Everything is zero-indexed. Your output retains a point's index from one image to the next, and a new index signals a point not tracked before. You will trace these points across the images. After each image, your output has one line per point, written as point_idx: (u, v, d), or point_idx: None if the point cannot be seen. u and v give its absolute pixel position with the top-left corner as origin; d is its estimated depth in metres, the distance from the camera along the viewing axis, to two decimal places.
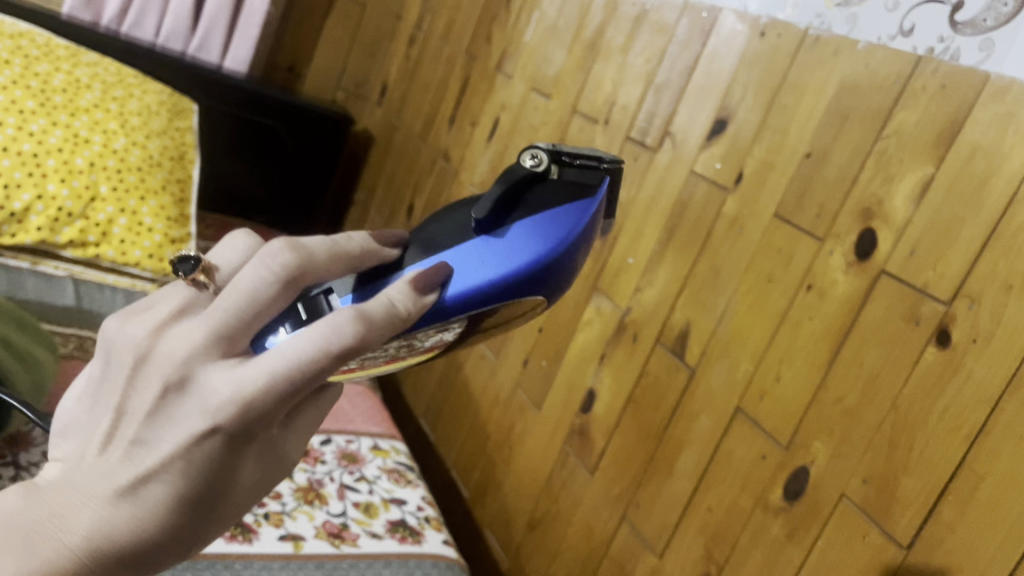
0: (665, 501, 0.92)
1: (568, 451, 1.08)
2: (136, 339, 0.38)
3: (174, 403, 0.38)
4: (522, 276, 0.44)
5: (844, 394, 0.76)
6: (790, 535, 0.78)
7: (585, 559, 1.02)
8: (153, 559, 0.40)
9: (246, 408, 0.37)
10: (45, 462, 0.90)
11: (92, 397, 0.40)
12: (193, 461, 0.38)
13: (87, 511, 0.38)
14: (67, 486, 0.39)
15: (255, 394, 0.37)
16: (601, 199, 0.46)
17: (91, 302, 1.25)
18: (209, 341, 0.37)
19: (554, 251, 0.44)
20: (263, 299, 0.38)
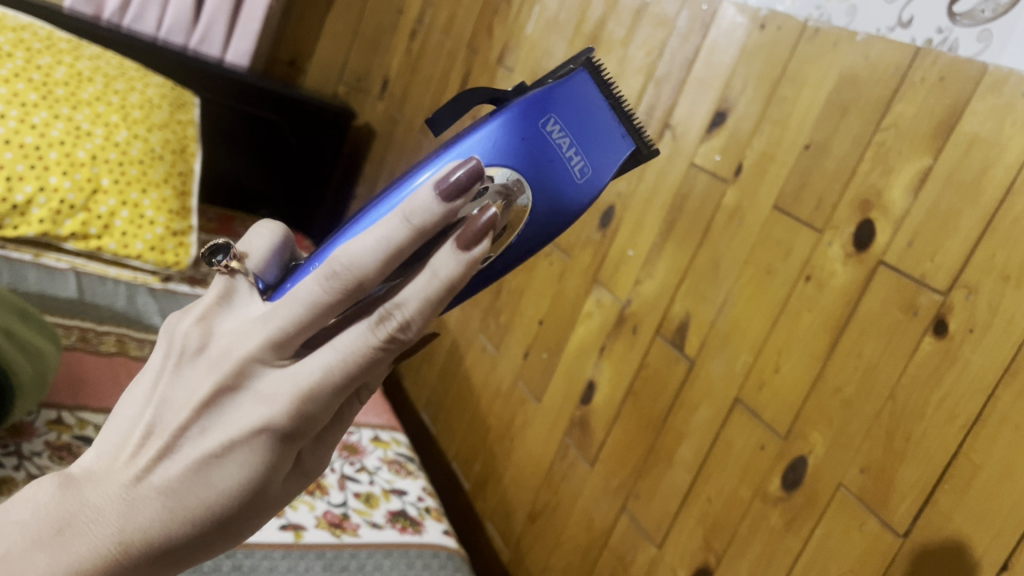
0: (665, 491, 0.93)
1: (569, 443, 1.09)
2: (189, 329, 0.40)
3: (227, 398, 0.39)
4: (497, 141, 0.48)
5: (842, 385, 0.76)
6: (788, 525, 0.78)
7: (586, 550, 1.02)
8: (178, 560, 0.39)
9: (304, 401, 0.39)
10: (48, 452, 0.91)
11: (140, 392, 0.40)
12: (237, 458, 0.39)
13: (126, 502, 0.38)
14: (104, 478, 0.38)
15: (307, 389, 0.38)
16: (577, 83, 0.50)
17: (94, 295, 1.23)
18: (264, 344, 0.38)
19: (523, 120, 0.48)
20: (317, 309, 0.38)
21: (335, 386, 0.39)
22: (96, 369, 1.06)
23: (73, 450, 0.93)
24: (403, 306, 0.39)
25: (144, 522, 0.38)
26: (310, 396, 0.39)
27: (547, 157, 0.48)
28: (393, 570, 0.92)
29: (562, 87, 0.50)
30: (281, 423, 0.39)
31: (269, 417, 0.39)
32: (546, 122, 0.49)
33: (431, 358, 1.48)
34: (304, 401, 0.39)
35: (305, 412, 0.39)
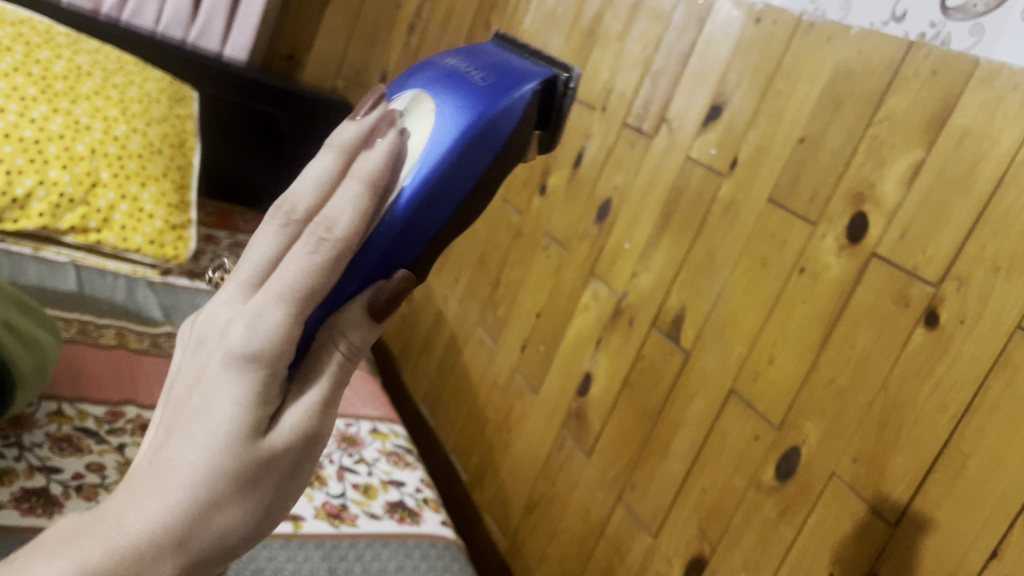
0: (660, 481, 0.93)
1: (566, 434, 1.10)
2: (185, 333, 0.42)
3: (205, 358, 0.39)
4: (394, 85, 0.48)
5: (835, 376, 0.77)
6: (781, 514, 0.79)
7: (582, 540, 1.03)
8: (189, 531, 0.35)
9: (255, 324, 0.37)
10: (48, 443, 0.92)
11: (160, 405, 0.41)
12: (215, 405, 0.36)
13: (125, 489, 0.36)
14: (118, 484, 0.37)
15: (260, 307, 0.37)
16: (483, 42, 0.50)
17: (93, 288, 1.24)
18: (231, 292, 0.39)
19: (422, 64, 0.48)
20: (263, 239, 0.39)
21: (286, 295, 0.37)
22: (95, 362, 1.07)
23: (73, 441, 0.93)
24: (330, 209, 0.39)
25: (136, 500, 0.35)
26: (260, 316, 0.37)
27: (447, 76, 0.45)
28: (390, 559, 0.93)
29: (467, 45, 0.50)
30: (245, 354, 0.37)
31: (228, 351, 0.37)
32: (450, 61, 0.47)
33: (430, 350, 1.49)
34: (255, 322, 0.37)
35: (259, 335, 0.37)
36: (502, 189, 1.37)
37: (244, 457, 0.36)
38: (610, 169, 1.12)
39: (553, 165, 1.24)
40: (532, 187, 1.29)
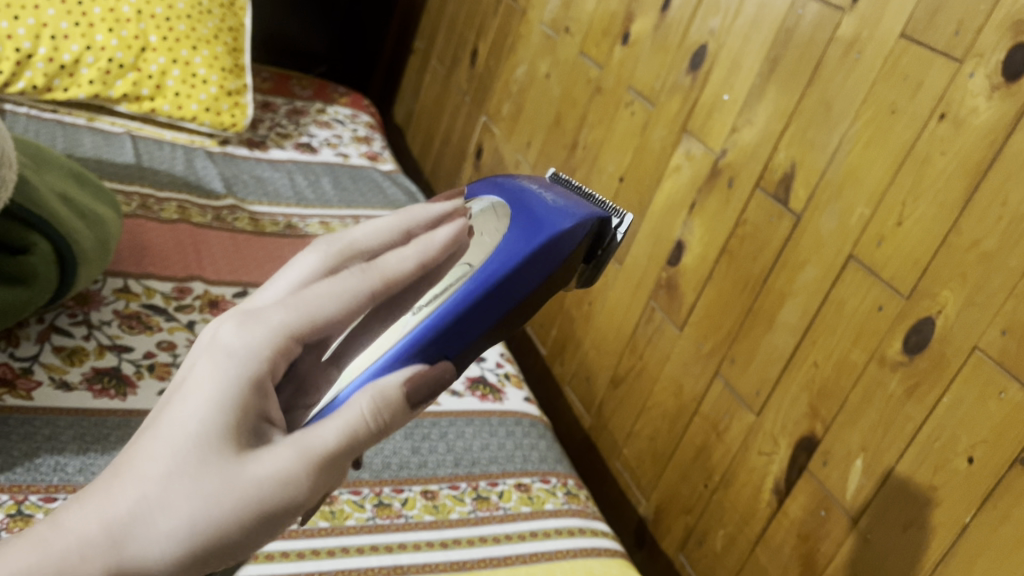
0: (764, 355, 0.86)
1: (654, 306, 1.02)
2: (247, 347, 0.39)
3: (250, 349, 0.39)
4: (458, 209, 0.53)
5: (981, 238, 0.67)
6: (910, 392, 0.71)
7: (674, 417, 0.98)
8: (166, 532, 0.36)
9: (252, 324, 0.40)
10: (116, 321, 0.89)
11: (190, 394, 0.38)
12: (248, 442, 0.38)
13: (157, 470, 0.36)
14: (141, 459, 0.37)
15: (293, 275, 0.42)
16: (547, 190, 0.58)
17: (151, 160, 1.18)
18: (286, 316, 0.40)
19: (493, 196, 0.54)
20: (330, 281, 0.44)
21: (290, 308, 0.40)
22: (159, 237, 1.03)
23: (143, 319, 0.90)
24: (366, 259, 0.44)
25: (164, 477, 0.36)
26: (258, 317, 0.40)
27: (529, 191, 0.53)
28: (475, 438, 0.89)
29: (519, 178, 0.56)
30: (226, 352, 0.39)
31: (217, 337, 0.40)
32: (523, 181, 0.55)
33: None
34: (252, 322, 0.40)
35: (262, 342, 0.39)
36: (578, 40, 1.24)
37: (237, 495, 0.37)
38: (705, 11, 0.99)
39: (637, 11, 1.11)
40: (613, 36, 1.16)
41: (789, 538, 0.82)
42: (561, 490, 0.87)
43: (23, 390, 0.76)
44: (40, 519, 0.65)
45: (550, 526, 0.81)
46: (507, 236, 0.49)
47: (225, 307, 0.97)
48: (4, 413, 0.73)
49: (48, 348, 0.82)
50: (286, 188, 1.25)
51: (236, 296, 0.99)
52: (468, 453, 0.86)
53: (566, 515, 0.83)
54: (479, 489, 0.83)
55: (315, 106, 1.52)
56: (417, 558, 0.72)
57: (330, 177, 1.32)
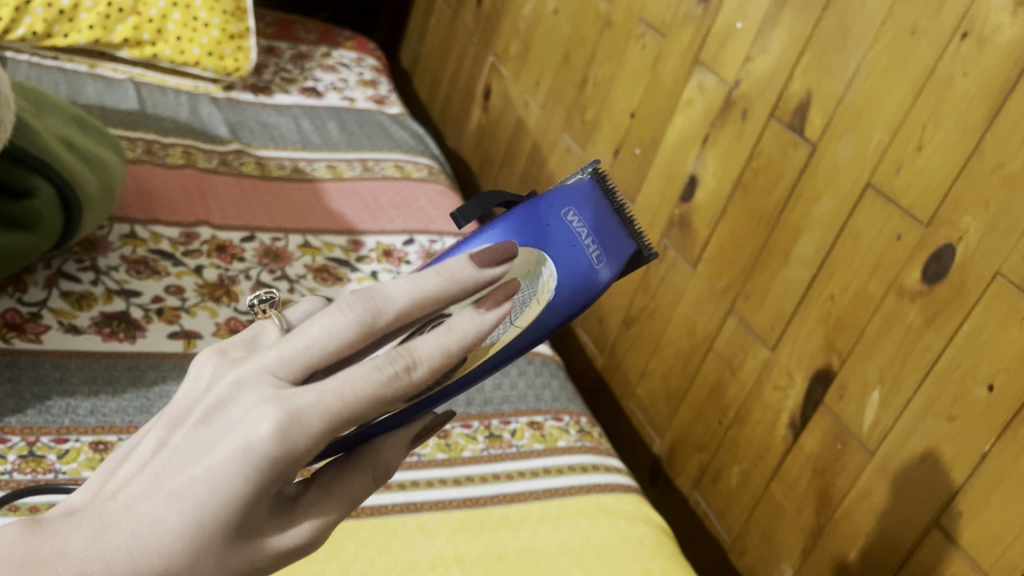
0: (780, 290, 0.84)
1: (667, 244, 1.00)
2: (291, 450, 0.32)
3: (292, 452, 0.32)
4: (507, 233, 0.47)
5: (1004, 161, 0.65)
6: (929, 322, 0.70)
7: (688, 355, 0.97)
8: None
9: (293, 430, 0.32)
10: (123, 266, 0.88)
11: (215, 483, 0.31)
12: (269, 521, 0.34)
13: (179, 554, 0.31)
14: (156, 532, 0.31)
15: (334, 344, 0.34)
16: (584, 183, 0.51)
17: (155, 106, 1.17)
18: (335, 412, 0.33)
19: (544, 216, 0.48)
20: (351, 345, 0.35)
21: (335, 416, 0.32)
22: (165, 183, 1.02)
23: (150, 264, 0.89)
24: (416, 343, 0.35)
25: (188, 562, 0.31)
26: (302, 419, 0.32)
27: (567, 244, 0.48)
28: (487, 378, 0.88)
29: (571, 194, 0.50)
30: (265, 450, 0.31)
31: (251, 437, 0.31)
32: (556, 211, 0.48)
33: (512, 163, 1.36)
34: (293, 429, 0.32)
35: (303, 454, 0.32)
36: None
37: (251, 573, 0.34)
38: None
39: None
40: None
41: (805, 472, 0.81)
42: (574, 428, 0.86)
43: (32, 334, 0.76)
44: (52, 459, 0.65)
45: (563, 463, 0.80)
46: (545, 312, 0.47)
47: (233, 251, 0.96)
48: (13, 357, 0.73)
49: (55, 293, 0.81)
50: (292, 133, 1.23)
51: (244, 241, 0.98)
52: (480, 393, 0.86)
53: (578, 453, 0.83)
54: (491, 428, 0.82)
55: (320, 50, 1.50)
56: (429, 495, 0.72)
57: (336, 121, 1.30)
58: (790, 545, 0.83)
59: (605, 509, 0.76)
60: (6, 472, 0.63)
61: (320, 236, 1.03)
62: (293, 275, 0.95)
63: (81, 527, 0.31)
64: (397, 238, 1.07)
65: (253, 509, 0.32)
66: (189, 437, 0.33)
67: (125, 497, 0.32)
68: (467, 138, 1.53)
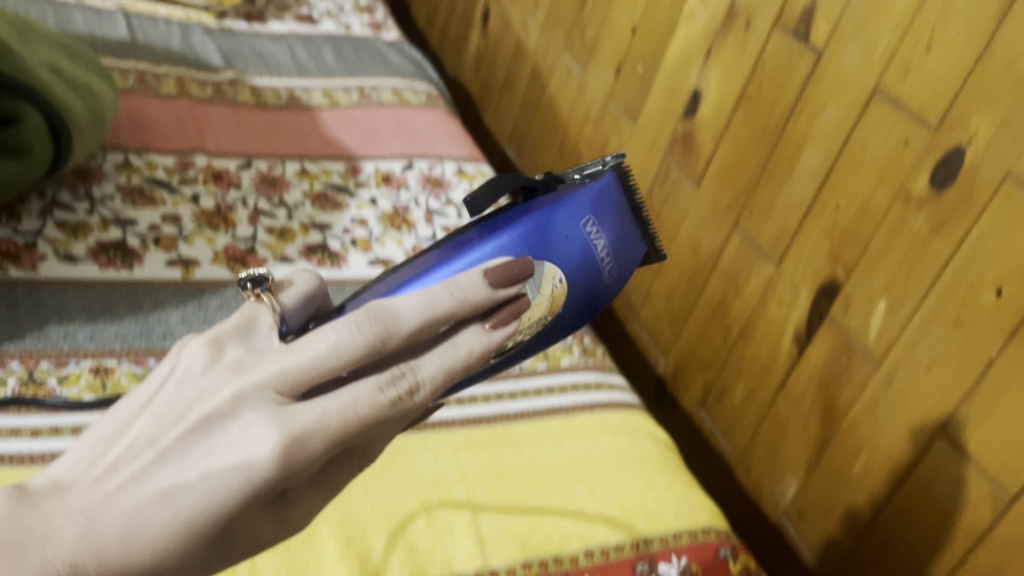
0: (784, 204, 0.83)
1: (671, 163, 0.99)
2: (287, 467, 0.32)
3: (287, 468, 0.32)
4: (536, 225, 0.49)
5: (1016, 58, 0.62)
6: (936, 229, 0.68)
7: (692, 275, 0.96)
8: None
9: (295, 451, 0.32)
10: (118, 195, 0.87)
11: (209, 489, 0.31)
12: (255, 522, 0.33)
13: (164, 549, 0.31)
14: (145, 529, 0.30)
15: (332, 363, 0.34)
16: (606, 181, 0.55)
17: (146, 36, 1.14)
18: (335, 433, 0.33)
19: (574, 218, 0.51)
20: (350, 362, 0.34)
21: (335, 438, 0.33)
22: (158, 112, 1.00)
23: (145, 193, 0.88)
24: (420, 361, 0.36)
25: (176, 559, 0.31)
26: (303, 440, 0.32)
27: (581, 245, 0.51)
28: None
29: (595, 196, 0.53)
30: (259, 466, 0.31)
31: (253, 454, 0.31)
32: (582, 212, 0.52)
33: (512, 87, 1.33)
34: (293, 448, 0.32)
35: (301, 470, 0.32)
36: None
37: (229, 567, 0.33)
38: None
39: None
40: None
41: (810, 387, 0.81)
42: (578, 348, 0.85)
43: (28, 263, 0.75)
44: (53, 384, 0.65)
45: (566, 382, 0.80)
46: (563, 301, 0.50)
47: (229, 179, 0.95)
48: (10, 286, 0.72)
49: (50, 223, 0.80)
50: (286, 61, 1.21)
51: (241, 169, 0.97)
52: None
53: (581, 371, 0.82)
54: None
55: None
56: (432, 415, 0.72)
57: (331, 48, 1.27)
58: (795, 459, 0.83)
59: (609, 426, 0.76)
60: (7, 398, 0.63)
61: (318, 163, 1.02)
62: (291, 202, 0.94)
63: (70, 514, 0.31)
64: (395, 164, 1.06)
65: (244, 517, 0.32)
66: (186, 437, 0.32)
67: (116, 488, 0.31)
68: (467, 63, 1.49)
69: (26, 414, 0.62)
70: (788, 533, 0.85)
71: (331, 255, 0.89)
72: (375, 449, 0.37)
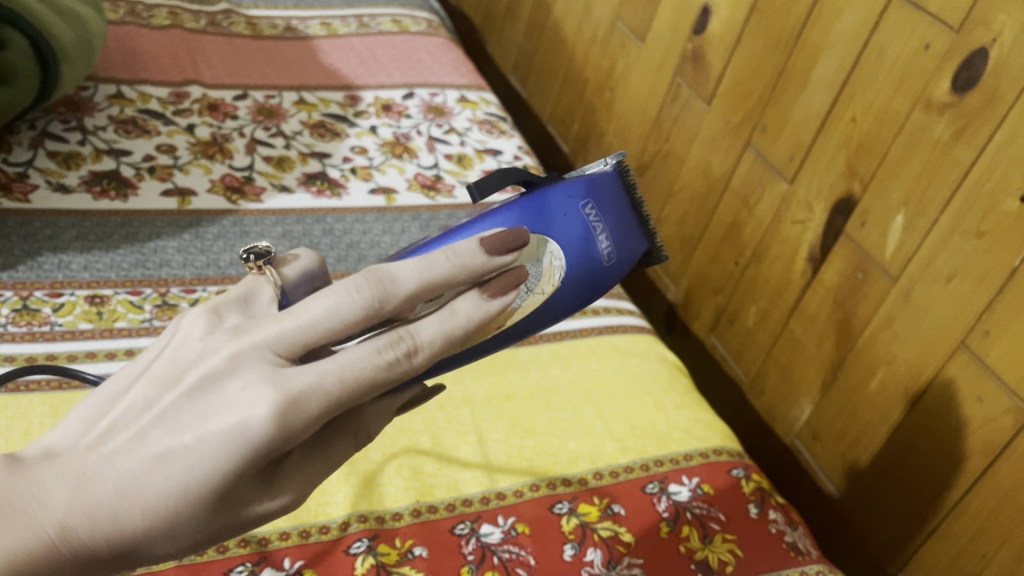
0: (799, 118, 0.79)
1: (681, 83, 0.95)
2: (281, 429, 0.30)
3: (281, 431, 0.30)
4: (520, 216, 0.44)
5: None
6: (957, 136, 0.65)
7: (703, 198, 0.93)
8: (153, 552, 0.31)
9: (289, 414, 0.30)
10: (111, 126, 0.85)
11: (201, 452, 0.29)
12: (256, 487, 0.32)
13: (154, 513, 0.29)
14: (135, 491, 0.29)
15: (328, 321, 0.31)
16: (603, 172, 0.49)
17: None
18: (331, 396, 0.30)
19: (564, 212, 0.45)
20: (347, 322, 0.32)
21: (333, 401, 0.30)
22: (151, 43, 0.98)
23: (139, 124, 0.86)
24: (420, 325, 0.33)
25: (168, 522, 0.30)
26: (298, 402, 0.30)
27: (578, 231, 0.45)
28: None
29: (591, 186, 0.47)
30: (253, 430, 0.29)
31: (245, 418, 0.29)
32: (575, 201, 0.46)
33: (516, 13, 1.29)
34: (290, 412, 0.30)
35: (297, 435, 0.30)
36: None
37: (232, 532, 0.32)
38: None
39: None
40: None
41: (825, 307, 0.79)
42: None
43: (20, 194, 0.74)
44: (48, 312, 0.64)
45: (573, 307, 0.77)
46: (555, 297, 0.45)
47: (225, 109, 0.92)
48: (2, 215, 0.71)
49: (42, 153, 0.79)
50: None
51: (237, 100, 0.94)
52: None
53: None
54: None
55: None
56: None
57: None
58: (809, 381, 0.82)
59: (617, 349, 0.74)
60: (1, 325, 0.62)
61: (316, 93, 0.99)
62: (289, 132, 0.92)
63: (64, 476, 0.30)
64: (396, 93, 1.03)
65: (240, 481, 0.30)
66: (178, 400, 0.31)
67: (109, 451, 0.30)
68: None
69: (20, 341, 0.61)
70: (801, 456, 0.85)
71: (331, 184, 0.86)
72: (369, 420, 0.35)
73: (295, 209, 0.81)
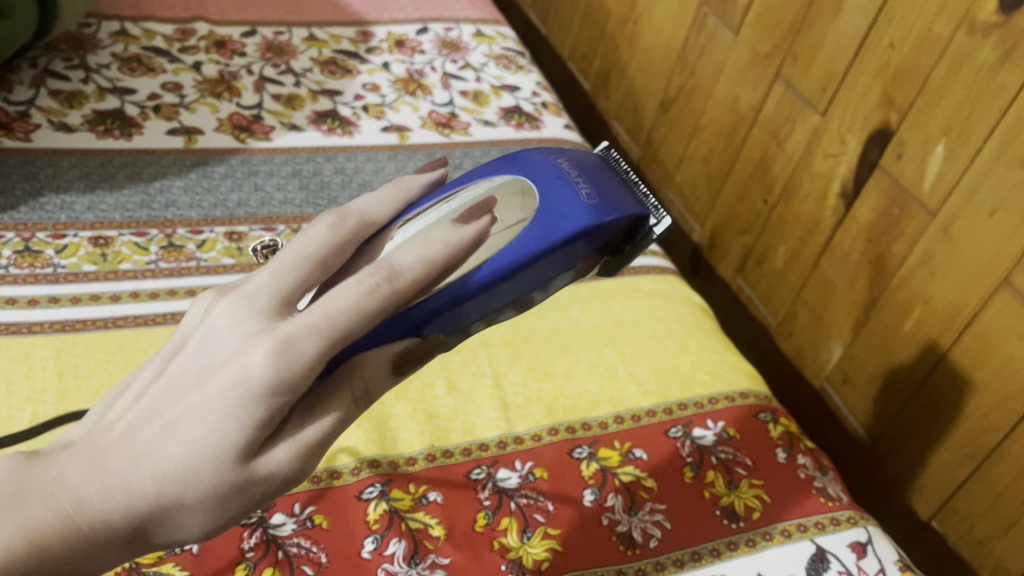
0: (831, 45, 0.75)
1: (706, 12, 0.90)
2: (276, 370, 0.29)
3: (276, 372, 0.29)
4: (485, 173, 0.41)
5: None
6: (1003, 59, 0.60)
7: (730, 135, 0.89)
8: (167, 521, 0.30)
9: (286, 359, 0.29)
10: (115, 64, 0.82)
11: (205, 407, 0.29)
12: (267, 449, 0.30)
13: (161, 472, 0.29)
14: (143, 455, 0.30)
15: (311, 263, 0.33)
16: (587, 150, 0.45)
17: None
18: (319, 330, 0.30)
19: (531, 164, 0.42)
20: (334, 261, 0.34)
21: (324, 335, 0.30)
22: None
23: (143, 61, 0.83)
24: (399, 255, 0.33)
25: (174, 481, 0.29)
26: (291, 344, 0.29)
27: (548, 174, 0.41)
28: None
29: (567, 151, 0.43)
30: (251, 378, 0.29)
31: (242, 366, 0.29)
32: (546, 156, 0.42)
33: None
34: (284, 355, 0.29)
35: (298, 382, 0.30)
36: None
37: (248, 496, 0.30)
38: None
39: None
40: None
41: (857, 245, 0.75)
42: None
43: (21, 133, 0.71)
44: (50, 254, 0.62)
45: None
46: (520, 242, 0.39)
47: (233, 47, 0.89)
48: (3, 156, 0.69)
49: (44, 92, 0.76)
50: None
51: (245, 37, 0.91)
52: None
53: None
54: None
55: None
56: None
57: None
58: (840, 322, 0.79)
59: (640, 291, 0.71)
60: (2, 268, 0.60)
61: (326, 29, 0.95)
62: (298, 69, 0.88)
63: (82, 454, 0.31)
64: (409, 28, 0.99)
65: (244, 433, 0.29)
66: (183, 369, 0.31)
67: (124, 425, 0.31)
68: None
69: (22, 283, 0.59)
70: (831, 400, 0.82)
71: (342, 122, 0.83)
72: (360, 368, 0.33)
73: (304, 148, 0.79)
